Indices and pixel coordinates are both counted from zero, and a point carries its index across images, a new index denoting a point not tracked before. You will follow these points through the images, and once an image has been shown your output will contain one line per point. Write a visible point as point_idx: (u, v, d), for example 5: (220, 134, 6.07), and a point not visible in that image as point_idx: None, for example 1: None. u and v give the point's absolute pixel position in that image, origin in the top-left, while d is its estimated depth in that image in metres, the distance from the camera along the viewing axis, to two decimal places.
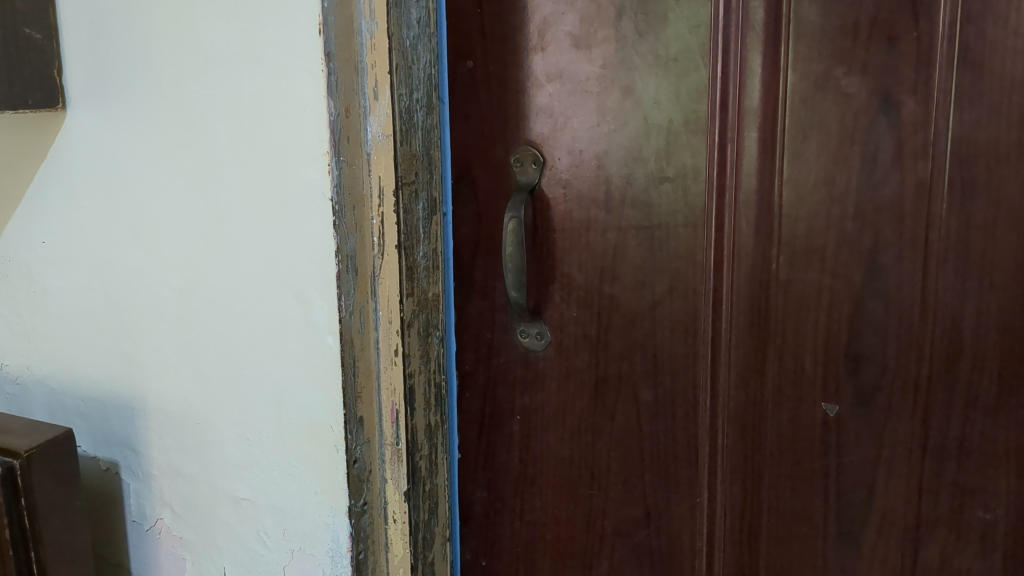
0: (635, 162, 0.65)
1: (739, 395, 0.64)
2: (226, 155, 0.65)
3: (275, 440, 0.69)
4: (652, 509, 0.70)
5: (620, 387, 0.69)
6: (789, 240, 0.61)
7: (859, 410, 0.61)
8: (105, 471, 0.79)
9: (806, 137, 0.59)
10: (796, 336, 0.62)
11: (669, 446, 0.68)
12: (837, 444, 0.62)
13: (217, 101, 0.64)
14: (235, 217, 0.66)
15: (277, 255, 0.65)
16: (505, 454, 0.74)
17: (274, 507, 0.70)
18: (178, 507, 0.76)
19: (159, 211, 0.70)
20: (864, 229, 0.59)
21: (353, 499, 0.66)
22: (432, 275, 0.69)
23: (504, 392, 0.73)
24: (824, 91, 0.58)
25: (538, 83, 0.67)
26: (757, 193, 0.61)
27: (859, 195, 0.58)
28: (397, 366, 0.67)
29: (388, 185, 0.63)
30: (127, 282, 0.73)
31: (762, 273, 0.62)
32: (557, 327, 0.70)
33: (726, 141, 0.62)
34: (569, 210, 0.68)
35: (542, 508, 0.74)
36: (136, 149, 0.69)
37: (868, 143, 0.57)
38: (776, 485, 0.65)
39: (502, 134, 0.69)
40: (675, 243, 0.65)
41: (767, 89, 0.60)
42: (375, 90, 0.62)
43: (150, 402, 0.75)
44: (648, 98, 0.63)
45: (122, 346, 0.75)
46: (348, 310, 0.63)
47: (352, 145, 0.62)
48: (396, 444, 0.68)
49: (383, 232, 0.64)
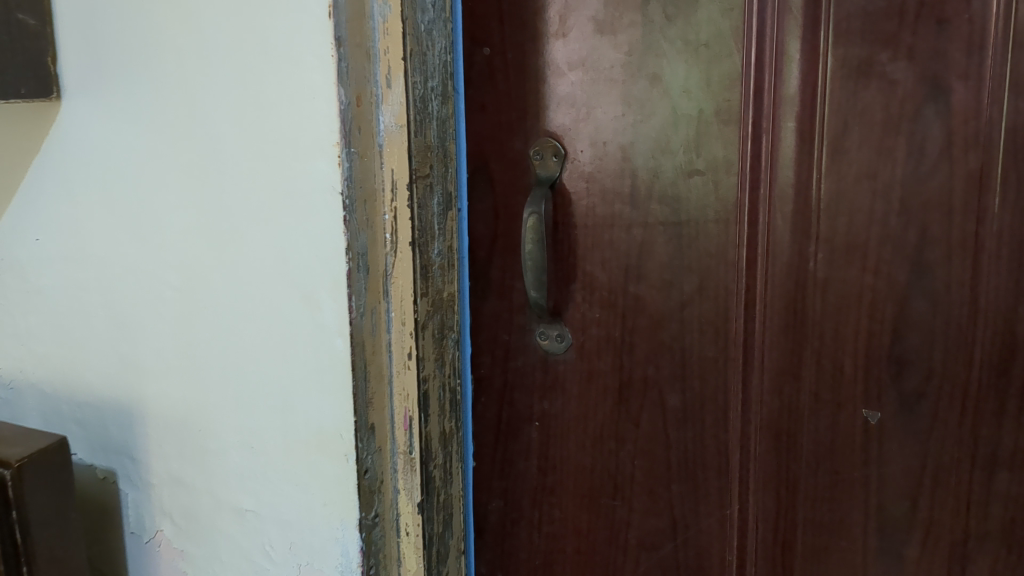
0: (662, 154, 0.61)
1: (773, 401, 0.61)
2: (229, 147, 0.61)
3: (281, 448, 0.65)
4: (678, 520, 0.66)
5: (645, 392, 0.65)
6: (828, 236, 0.57)
7: (903, 416, 0.57)
8: (101, 480, 0.76)
9: (847, 127, 0.55)
10: (835, 338, 0.58)
11: (698, 454, 0.64)
12: (878, 452, 0.58)
13: (219, 91, 0.60)
14: (239, 213, 0.62)
15: (282, 253, 0.61)
16: (523, 462, 0.71)
17: (280, 519, 0.66)
18: (178, 518, 0.72)
19: (159, 206, 0.66)
20: (909, 224, 0.55)
21: (364, 512, 0.63)
22: (447, 273, 0.65)
23: (522, 396, 0.70)
24: (867, 78, 0.54)
25: (560, 71, 0.63)
26: (794, 187, 0.58)
27: (904, 188, 0.55)
28: (410, 371, 0.63)
29: (402, 178, 0.60)
30: (124, 281, 0.70)
31: (798, 272, 0.59)
32: (578, 329, 0.66)
33: (761, 132, 0.58)
34: (592, 205, 0.64)
35: (561, 519, 0.71)
36: (134, 141, 0.66)
37: (914, 133, 0.54)
38: (812, 496, 0.61)
39: (520, 125, 0.65)
40: (705, 240, 0.61)
41: (806, 76, 0.56)
42: (388, 78, 0.58)
43: (149, 407, 0.71)
44: (677, 87, 0.60)
45: (119, 348, 0.72)
46: (359, 310, 0.60)
47: (363, 136, 0.58)
48: (409, 452, 0.64)
49: (395, 229, 0.60)
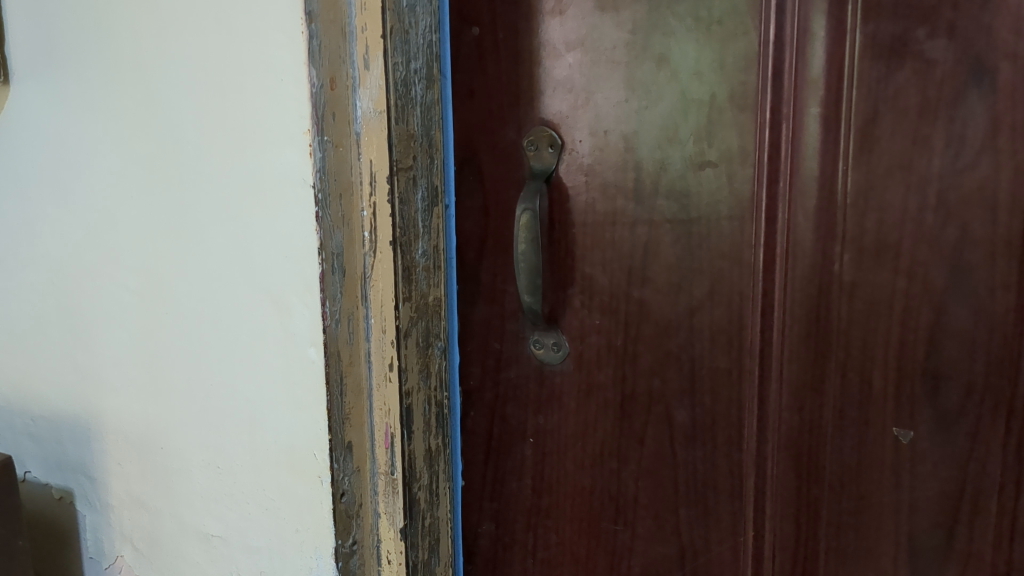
0: (670, 144, 0.55)
1: (793, 418, 0.55)
2: (191, 136, 0.55)
3: (250, 469, 0.59)
4: (687, 548, 0.60)
5: (650, 406, 0.59)
6: (856, 235, 0.51)
7: (940, 435, 0.51)
8: (57, 500, 0.70)
9: (877, 114, 0.49)
10: (863, 348, 0.52)
11: (708, 476, 0.58)
12: (911, 476, 0.52)
13: (179, 73, 0.54)
14: (202, 209, 0.56)
15: (248, 253, 0.55)
16: (516, 482, 0.65)
17: (249, 546, 0.60)
18: (139, 542, 0.66)
19: (116, 204, 0.60)
20: (948, 222, 0.49)
21: (341, 539, 0.57)
22: (433, 276, 0.59)
23: (514, 410, 0.64)
24: (900, 58, 0.48)
25: (557, 52, 0.57)
26: (818, 180, 0.52)
27: (942, 180, 0.48)
28: (391, 384, 0.57)
29: (381, 169, 0.53)
30: (79, 284, 0.64)
31: (821, 275, 0.52)
32: (576, 337, 0.61)
33: (780, 118, 0.52)
34: (592, 200, 0.58)
35: (558, 545, 0.65)
36: (90, 131, 0.60)
37: (954, 119, 0.48)
38: (836, 525, 0.55)
39: (513, 112, 0.59)
40: (718, 239, 0.55)
41: (832, 56, 0.50)
42: (366, 58, 0.52)
43: (107, 423, 0.65)
44: (686, 69, 0.54)
45: (75, 358, 0.66)
46: (334, 317, 0.54)
47: (338, 123, 0.52)
48: (390, 473, 0.58)
49: (374, 226, 0.54)
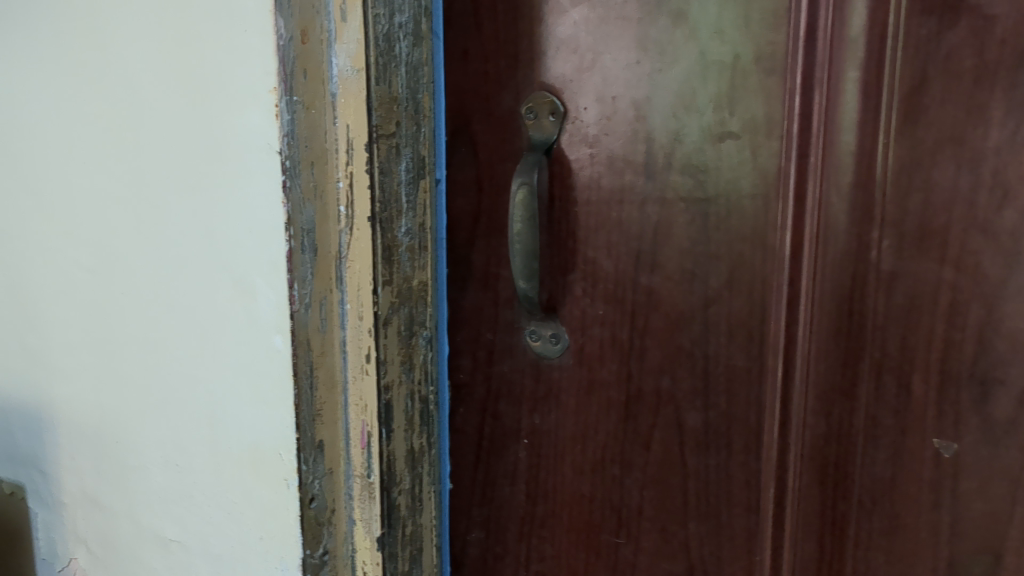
0: (687, 112, 0.49)
1: (819, 425, 0.48)
2: (146, 95, 0.49)
3: (210, 466, 0.53)
4: (696, 566, 0.54)
5: (658, 407, 0.53)
6: (897, 218, 0.44)
7: (988, 449, 0.44)
8: (8, 495, 0.65)
9: (926, 79, 0.42)
10: (902, 348, 0.45)
11: (721, 486, 0.52)
12: (953, 493, 0.45)
13: (131, 25, 0.49)
14: (160, 177, 0.50)
15: (211, 227, 0.49)
16: (508, 486, 0.59)
17: (211, 553, 0.55)
18: (94, 544, 0.61)
19: (72, 172, 0.55)
20: (1005, 204, 0.42)
21: (309, 548, 0.50)
22: (417, 257, 0.51)
23: (507, 408, 0.58)
24: (954, 14, 0.41)
25: (561, 8, 0.51)
26: (855, 156, 0.45)
27: (999, 156, 0.41)
28: (368, 377, 0.49)
29: (358, 135, 0.46)
30: (31, 260, 0.60)
31: (857, 261, 0.46)
32: (577, 328, 0.55)
33: (813, 84, 0.45)
34: (597, 175, 0.52)
35: (554, 557, 0.59)
36: (47, 92, 0.55)
37: (1016, 86, 0.40)
38: (865, 547, 0.48)
39: (511, 75, 0.54)
40: (739, 219, 0.48)
41: (875, 12, 0.43)
42: (343, 8, 0.45)
43: (59, 413, 0.61)
44: (706, 27, 0.47)
45: (27, 341, 0.62)
46: (303, 301, 0.47)
47: (309, 82, 0.45)
48: (366, 477, 0.51)
49: (351, 199, 0.47)
